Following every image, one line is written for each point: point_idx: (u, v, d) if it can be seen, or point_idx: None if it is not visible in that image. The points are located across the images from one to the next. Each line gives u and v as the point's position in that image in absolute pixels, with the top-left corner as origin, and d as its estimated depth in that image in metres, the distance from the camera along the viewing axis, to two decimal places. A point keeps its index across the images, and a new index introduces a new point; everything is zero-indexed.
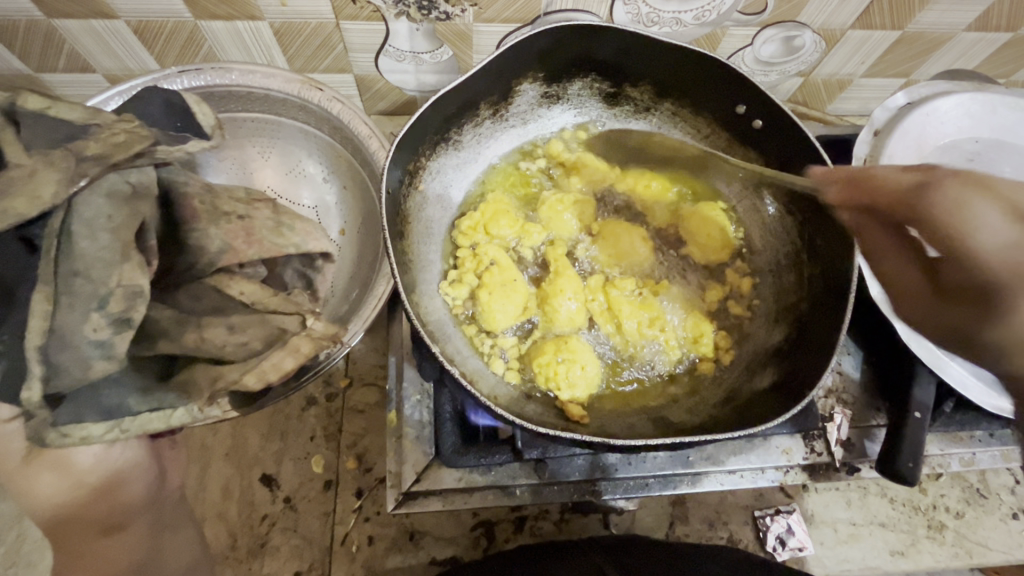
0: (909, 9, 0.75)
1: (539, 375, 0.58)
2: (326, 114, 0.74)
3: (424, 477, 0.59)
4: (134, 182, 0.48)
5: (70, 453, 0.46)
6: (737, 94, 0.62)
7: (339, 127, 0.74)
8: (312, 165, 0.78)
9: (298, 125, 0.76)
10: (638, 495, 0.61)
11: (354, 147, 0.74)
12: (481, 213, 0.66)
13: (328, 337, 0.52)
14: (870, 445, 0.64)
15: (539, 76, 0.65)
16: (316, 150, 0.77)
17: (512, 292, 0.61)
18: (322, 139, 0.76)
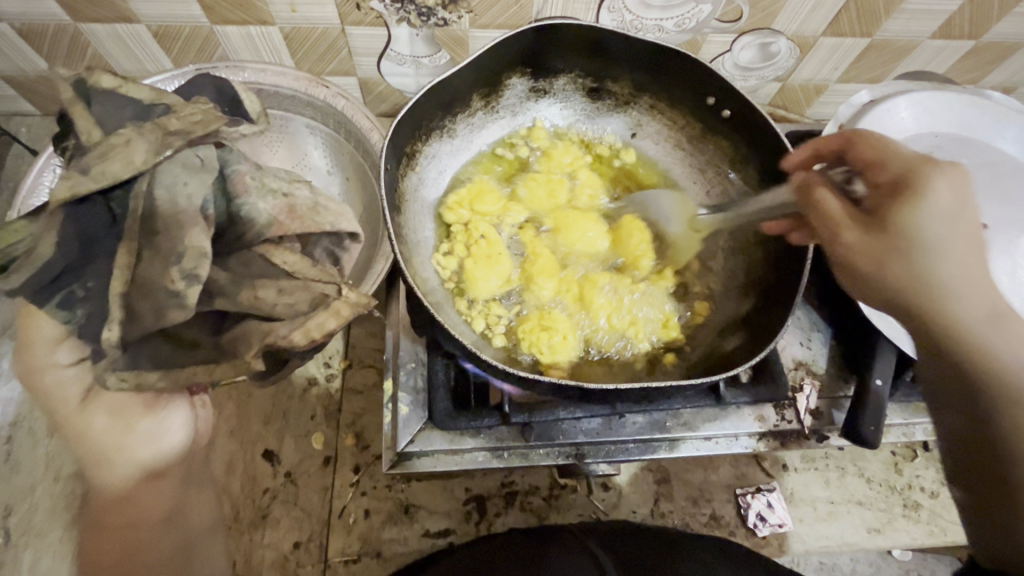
0: (875, 17, 0.81)
1: (524, 342, 0.64)
2: (331, 109, 0.80)
3: (418, 438, 0.64)
4: (202, 156, 0.57)
5: (122, 399, 0.52)
6: (708, 87, 0.68)
7: (342, 120, 0.80)
8: (317, 155, 0.83)
9: (304, 119, 0.82)
10: (619, 459, 0.66)
11: (356, 139, 0.80)
12: (467, 191, 0.71)
13: (363, 303, 0.59)
14: (838, 414, 0.68)
15: (526, 72, 0.71)
16: (321, 142, 0.83)
17: (496, 263, 0.66)
18: (326, 133, 0.82)
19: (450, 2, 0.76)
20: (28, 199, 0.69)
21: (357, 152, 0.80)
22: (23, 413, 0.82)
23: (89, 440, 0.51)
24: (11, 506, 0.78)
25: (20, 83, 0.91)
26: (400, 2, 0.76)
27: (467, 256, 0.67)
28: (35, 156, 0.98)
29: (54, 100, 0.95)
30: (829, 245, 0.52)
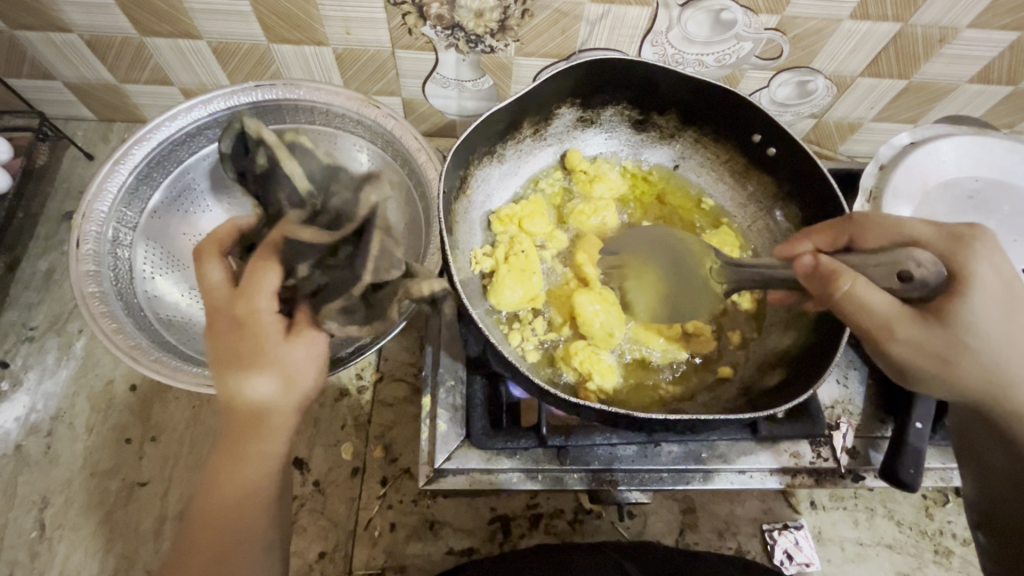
0: (913, 60, 0.82)
1: (573, 361, 0.64)
2: (381, 130, 0.82)
3: (455, 455, 0.64)
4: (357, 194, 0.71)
5: (312, 342, 0.60)
6: (753, 124, 0.70)
7: (392, 140, 0.82)
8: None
9: (352, 139, 0.83)
10: (652, 487, 0.66)
11: (403, 158, 0.81)
12: (521, 207, 0.73)
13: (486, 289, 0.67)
14: (874, 454, 0.68)
15: (576, 102, 0.73)
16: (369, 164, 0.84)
17: (527, 279, 0.67)
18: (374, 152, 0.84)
19: (499, 31, 0.79)
20: (92, 203, 0.73)
21: (403, 170, 0.81)
22: (64, 408, 0.84)
23: (268, 374, 0.57)
24: (48, 499, 0.79)
25: (82, 90, 0.95)
26: (450, 29, 0.79)
27: (503, 264, 0.68)
28: (90, 160, 1.02)
29: (111, 106, 0.99)
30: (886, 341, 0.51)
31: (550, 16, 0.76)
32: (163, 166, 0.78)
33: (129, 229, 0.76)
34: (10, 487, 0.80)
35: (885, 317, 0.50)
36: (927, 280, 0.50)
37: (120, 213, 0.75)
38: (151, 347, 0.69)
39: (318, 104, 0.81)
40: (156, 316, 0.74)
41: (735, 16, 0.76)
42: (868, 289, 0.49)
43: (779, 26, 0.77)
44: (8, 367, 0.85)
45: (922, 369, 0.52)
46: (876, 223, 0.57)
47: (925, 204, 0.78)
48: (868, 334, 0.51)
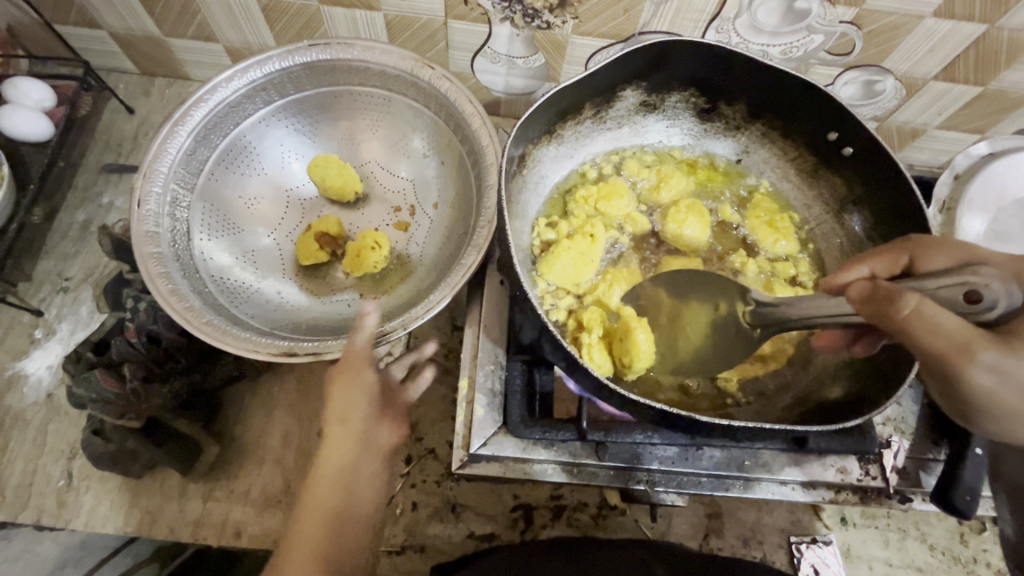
0: (994, 68, 0.76)
1: (600, 342, 0.61)
2: (438, 97, 0.79)
3: (491, 441, 0.62)
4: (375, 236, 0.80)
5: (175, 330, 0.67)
6: (829, 121, 0.66)
7: (445, 106, 0.79)
8: (418, 140, 0.85)
9: (405, 105, 0.83)
10: (690, 491, 0.64)
11: (456, 122, 0.79)
12: (595, 189, 0.71)
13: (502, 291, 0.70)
14: (925, 476, 0.65)
15: (641, 86, 0.69)
16: (423, 132, 0.84)
17: (585, 261, 0.65)
18: (428, 117, 0.82)
19: (558, 7, 0.75)
20: (154, 163, 0.73)
21: (459, 138, 0.80)
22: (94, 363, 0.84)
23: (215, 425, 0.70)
24: (75, 451, 0.80)
25: (127, 42, 0.94)
26: (508, 2, 0.75)
27: (565, 240, 0.66)
28: (130, 114, 1.01)
29: (154, 60, 0.98)
30: (964, 373, 0.43)
31: None
32: (220, 128, 0.78)
33: (187, 190, 0.76)
34: (40, 436, 0.81)
35: (959, 337, 0.42)
36: (1002, 305, 0.42)
37: (179, 174, 0.75)
38: (205, 310, 0.69)
39: (376, 66, 0.79)
40: (211, 279, 0.74)
41: (810, 5, 0.71)
42: (935, 316, 0.42)
43: (855, 19, 0.72)
44: (44, 316, 0.87)
45: (1000, 408, 0.44)
46: (943, 242, 0.51)
47: (1000, 219, 0.73)
48: (940, 363, 0.43)
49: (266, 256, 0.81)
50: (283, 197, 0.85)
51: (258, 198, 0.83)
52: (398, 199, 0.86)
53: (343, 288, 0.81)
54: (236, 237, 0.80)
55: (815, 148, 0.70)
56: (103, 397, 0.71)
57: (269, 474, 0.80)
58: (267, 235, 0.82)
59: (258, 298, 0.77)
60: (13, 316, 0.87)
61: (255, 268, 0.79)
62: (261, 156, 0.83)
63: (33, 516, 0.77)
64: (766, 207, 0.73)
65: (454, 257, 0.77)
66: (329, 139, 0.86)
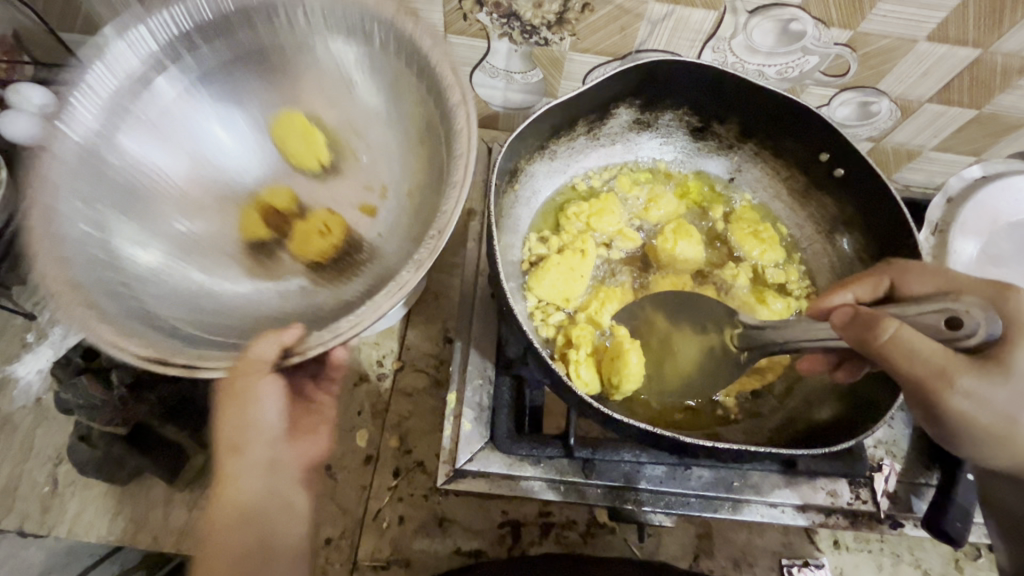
0: (987, 92, 0.76)
1: (590, 361, 0.60)
2: (405, 38, 0.58)
3: (477, 456, 0.62)
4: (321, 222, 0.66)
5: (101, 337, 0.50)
6: (821, 142, 0.66)
7: (418, 54, 0.58)
8: (377, 96, 0.63)
9: (361, 46, 0.61)
10: (678, 512, 0.63)
11: (429, 77, 0.58)
12: (589, 205, 0.71)
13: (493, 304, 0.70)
14: (917, 501, 0.64)
15: (635, 104, 0.70)
16: (383, 87, 0.62)
17: (574, 276, 0.65)
18: (401, 63, 0.60)
19: (556, 23, 0.75)
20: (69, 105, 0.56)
21: (432, 97, 0.58)
22: None
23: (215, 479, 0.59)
24: (62, 456, 0.80)
25: None
26: (506, 18, 0.76)
27: (555, 256, 0.67)
28: None
29: None
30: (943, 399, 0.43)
31: (610, 12, 0.72)
32: (154, 70, 0.59)
33: (101, 143, 0.57)
34: (27, 440, 0.80)
35: (937, 362, 0.42)
36: (984, 333, 0.42)
37: (97, 124, 0.57)
38: (93, 296, 0.50)
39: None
40: (80, 242, 0.53)
41: (805, 27, 0.70)
42: (913, 343, 0.42)
43: (850, 42, 0.72)
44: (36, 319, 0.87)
45: (978, 430, 0.44)
46: (921, 266, 0.52)
47: (993, 243, 0.74)
48: (919, 389, 0.43)
49: (184, 241, 0.59)
50: (209, 150, 0.63)
51: (175, 145, 0.61)
52: (371, 173, 0.64)
53: (284, 280, 0.61)
54: (122, 195, 0.57)
55: (808, 167, 0.70)
56: (90, 402, 0.71)
57: None
58: (181, 213, 0.60)
59: (154, 281, 0.55)
60: (5, 318, 0.87)
61: (155, 239, 0.58)
62: (165, 94, 0.60)
63: (16, 522, 0.76)
64: (746, 216, 0.74)
65: (406, 254, 0.57)
66: (272, 80, 0.63)
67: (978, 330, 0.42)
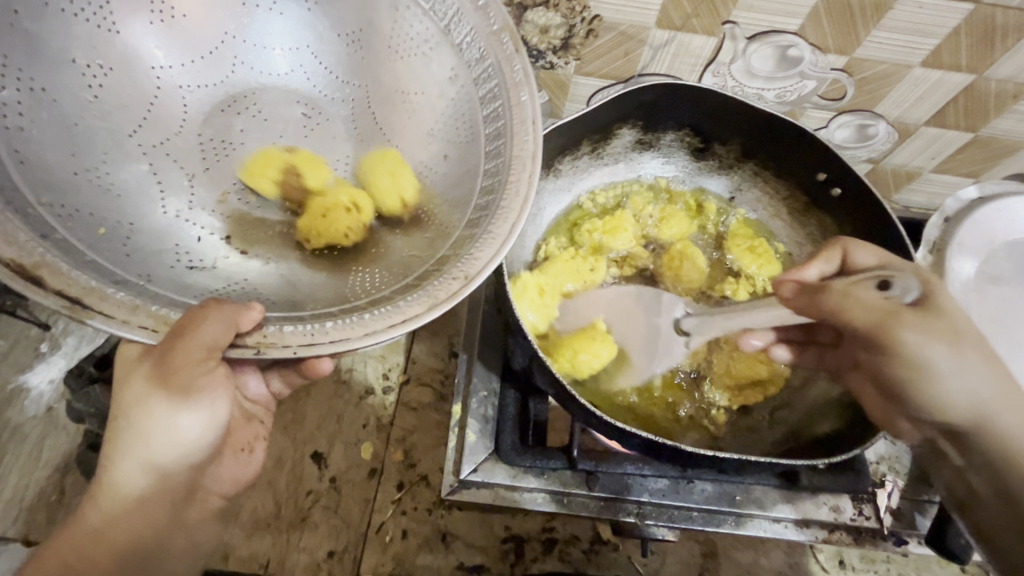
0: (983, 116, 0.78)
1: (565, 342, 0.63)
2: (489, 56, 0.54)
3: (481, 468, 0.63)
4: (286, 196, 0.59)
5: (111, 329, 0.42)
6: (818, 163, 0.69)
7: (497, 80, 0.54)
8: (440, 110, 0.58)
9: (453, 62, 0.55)
10: (682, 526, 0.63)
11: (487, 85, 0.55)
12: (603, 222, 0.73)
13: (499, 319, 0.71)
14: (920, 518, 0.64)
15: (637, 125, 0.72)
16: (445, 111, 0.57)
17: (578, 272, 0.69)
18: (449, 58, 0.55)
19: (562, 48, 0.75)
20: None
21: (485, 153, 0.55)
22: None
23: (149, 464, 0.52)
24: (70, 465, 0.80)
25: None
26: None
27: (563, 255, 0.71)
28: None
29: None
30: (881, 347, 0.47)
31: (614, 38, 0.73)
32: None
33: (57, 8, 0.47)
34: (36, 450, 0.81)
35: (878, 312, 0.47)
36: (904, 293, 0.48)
37: None
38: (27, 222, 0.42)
39: (472, 5, 0.54)
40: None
41: (802, 53, 0.73)
42: (854, 296, 0.47)
43: (847, 67, 0.74)
44: (50, 330, 0.89)
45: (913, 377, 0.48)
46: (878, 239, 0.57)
47: (991, 262, 0.75)
48: (871, 335, 0.47)
49: (117, 165, 0.50)
50: (206, 36, 0.55)
51: (182, 5, 0.53)
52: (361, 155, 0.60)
53: (198, 216, 0.54)
54: (70, 14, 0.47)
55: (806, 185, 0.72)
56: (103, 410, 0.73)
57: (259, 498, 0.80)
58: (123, 134, 0.51)
59: (36, 139, 0.46)
60: (21, 329, 0.89)
61: (68, 95, 0.48)
62: None
63: (22, 532, 0.77)
64: (741, 231, 0.76)
65: (382, 286, 0.51)
66: (349, 39, 0.57)
67: (903, 288, 0.49)
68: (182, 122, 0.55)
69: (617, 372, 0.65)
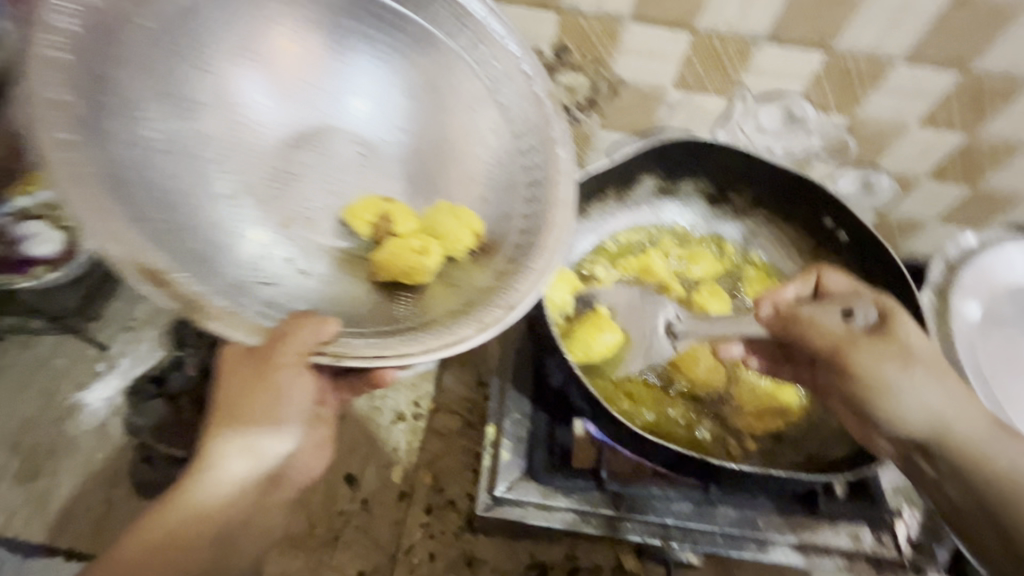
0: (979, 171, 0.85)
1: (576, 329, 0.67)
2: (530, 120, 0.64)
3: (514, 486, 0.66)
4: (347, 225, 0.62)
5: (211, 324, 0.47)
6: (823, 211, 0.76)
7: (539, 138, 0.64)
8: (485, 158, 0.64)
9: (498, 120, 0.64)
10: (706, 549, 0.65)
11: (529, 140, 0.64)
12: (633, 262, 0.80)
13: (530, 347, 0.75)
14: (939, 549, 0.66)
15: (659, 174, 0.80)
16: (489, 159, 0.64)
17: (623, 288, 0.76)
18: (497, 117, 0.64)
19: (587, 105, 0.84)
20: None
21: (523, 198, 0.62)
22: None
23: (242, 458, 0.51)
24: (119, 478, 0.85)
25: None
26: None
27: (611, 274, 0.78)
28: None
29: None
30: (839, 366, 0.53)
31: (635, 96, 0.81)
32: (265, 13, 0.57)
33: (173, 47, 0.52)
34: (88, 463, 0.86)
35: (833, 338, 0.53)
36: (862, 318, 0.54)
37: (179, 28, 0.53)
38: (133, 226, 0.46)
39: (519, 74, 0.64)
40: (97, 70, 0.48)
41: (807, 113, 0.81)
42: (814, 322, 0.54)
43: (848, 125, 0.82)
44: (107, 351, 0.96)
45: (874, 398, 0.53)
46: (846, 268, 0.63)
47: (993, 305, 0.79)
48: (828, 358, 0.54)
49: (207, 185, 0.54)
50: (289, 80, 0.60)
51: (273, 52, 0.58)
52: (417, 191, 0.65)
53: (266, 238, 0.56)
54: (183, 55, 0.53)
55: (813, 230, 0.79)
56: (157, 423, 0.79)
57: (294, 517, 0.83)
58: (212, 159, 0.54)
59: (145, 157, 0.50)
60: (80, 349, 0.96)
61: (175, 121, 0.52)
62: (256, 34, 0.57)
63: (69, 542, 0.81)
64: (756, 277, 0.82)
65: (433, 309, 0.57)
66: (409, 92, 0.64)
67: (863, 315, 0.54)
68: (262, 149, 0.58)
69: (648, 400, 0.69)
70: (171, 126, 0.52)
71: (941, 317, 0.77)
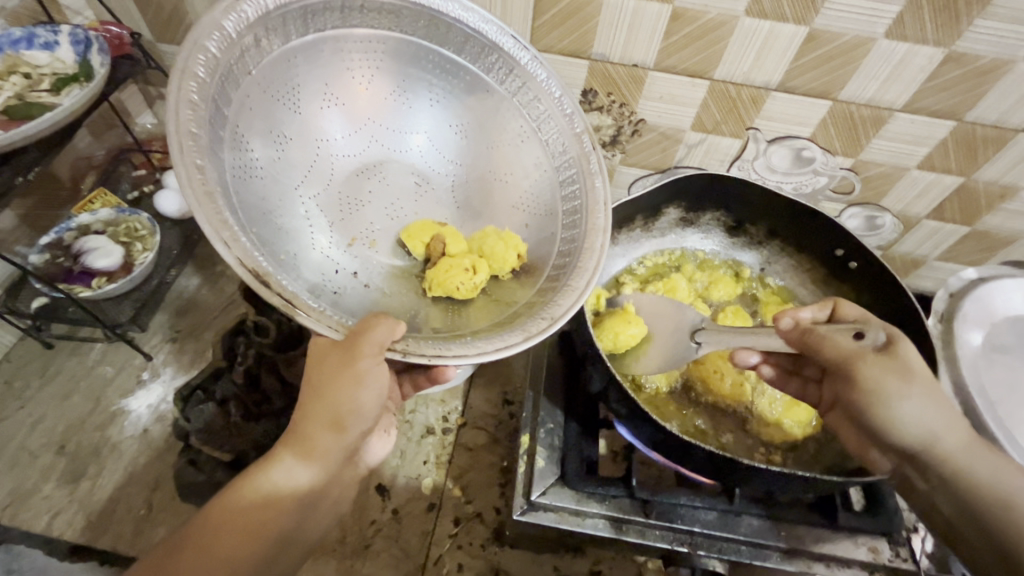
0: (976, 211, 0.91)
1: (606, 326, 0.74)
2: (572, 157, 0.70)
3: (548, 492, 0.70)
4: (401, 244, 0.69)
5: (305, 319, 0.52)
6: (835, 243, 0.82)
7: (580, 173, 0.69)
8: (527, 187, 0.71)
9: (541, 155, 0.70)
10: (732, 558, 0.68)
11: (569, 173, 0.69)
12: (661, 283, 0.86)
13: (561, 362, 0.80)
14: (955, 564, 0.69)
15: (681, 206, 0.87)
16: (531, 189, 0.71)
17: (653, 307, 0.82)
18: (540, 153, 0.70)
19: (611, 143, 0.92)
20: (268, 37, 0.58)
21: (562, 224, 0.68)
22: None
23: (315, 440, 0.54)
24: (160, 482, 0.88)
25: None
26: None
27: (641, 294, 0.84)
28: None
29: None
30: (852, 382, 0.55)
31: (655, 137, 0.90)
32: (344, 57, 0.64)
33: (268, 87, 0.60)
34: (130, 467, 0.90)
35: (846, 354, 0.55)
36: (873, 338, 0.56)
37: (274, 69, 0.60)
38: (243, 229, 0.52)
39: (560, 113, 0.70)
40: (213, 106, 0.54)
41: (814, 154, 0.88)
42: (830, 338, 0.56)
43: (853, 167, 0.89)
44: (151, 361, 1.00)
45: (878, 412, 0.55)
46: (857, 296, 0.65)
47: (995, 334, 0.85)
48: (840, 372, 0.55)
49: (287, 205, 0.61)
50: (360, 116, 0.68)
51: (349, 93, 0.66)
52: (462, 215, 0.73)
53: (336, 254, 0.63)
54: (279, 94, 0.61)
55: (825, 260, 0.85)
56: (207, 428, 0.84)
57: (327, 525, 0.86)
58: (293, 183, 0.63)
59: (248, 179, 0.57)
60: (126, 358, 1.00)
61: (267, 149, 0.60)
62: (335, 78, 0.65)
63: (109, 543, 0.84)
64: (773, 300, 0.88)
65: (481, 319, 0.63)
66: (461, 130, 0.71)
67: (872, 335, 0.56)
68: (332, 175, 0.67)
69: (670, 410, 0.74)
70: (266, 154, 0.60)
71: (947, 344, 0.83)
